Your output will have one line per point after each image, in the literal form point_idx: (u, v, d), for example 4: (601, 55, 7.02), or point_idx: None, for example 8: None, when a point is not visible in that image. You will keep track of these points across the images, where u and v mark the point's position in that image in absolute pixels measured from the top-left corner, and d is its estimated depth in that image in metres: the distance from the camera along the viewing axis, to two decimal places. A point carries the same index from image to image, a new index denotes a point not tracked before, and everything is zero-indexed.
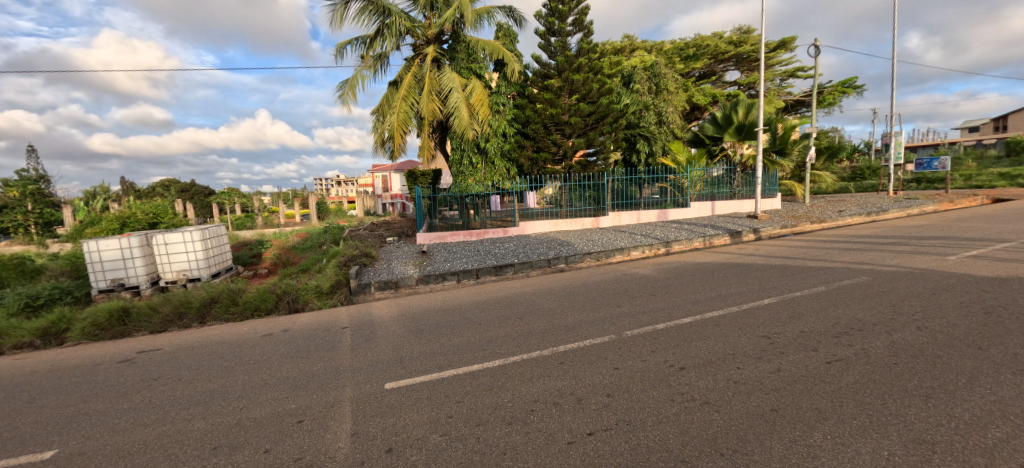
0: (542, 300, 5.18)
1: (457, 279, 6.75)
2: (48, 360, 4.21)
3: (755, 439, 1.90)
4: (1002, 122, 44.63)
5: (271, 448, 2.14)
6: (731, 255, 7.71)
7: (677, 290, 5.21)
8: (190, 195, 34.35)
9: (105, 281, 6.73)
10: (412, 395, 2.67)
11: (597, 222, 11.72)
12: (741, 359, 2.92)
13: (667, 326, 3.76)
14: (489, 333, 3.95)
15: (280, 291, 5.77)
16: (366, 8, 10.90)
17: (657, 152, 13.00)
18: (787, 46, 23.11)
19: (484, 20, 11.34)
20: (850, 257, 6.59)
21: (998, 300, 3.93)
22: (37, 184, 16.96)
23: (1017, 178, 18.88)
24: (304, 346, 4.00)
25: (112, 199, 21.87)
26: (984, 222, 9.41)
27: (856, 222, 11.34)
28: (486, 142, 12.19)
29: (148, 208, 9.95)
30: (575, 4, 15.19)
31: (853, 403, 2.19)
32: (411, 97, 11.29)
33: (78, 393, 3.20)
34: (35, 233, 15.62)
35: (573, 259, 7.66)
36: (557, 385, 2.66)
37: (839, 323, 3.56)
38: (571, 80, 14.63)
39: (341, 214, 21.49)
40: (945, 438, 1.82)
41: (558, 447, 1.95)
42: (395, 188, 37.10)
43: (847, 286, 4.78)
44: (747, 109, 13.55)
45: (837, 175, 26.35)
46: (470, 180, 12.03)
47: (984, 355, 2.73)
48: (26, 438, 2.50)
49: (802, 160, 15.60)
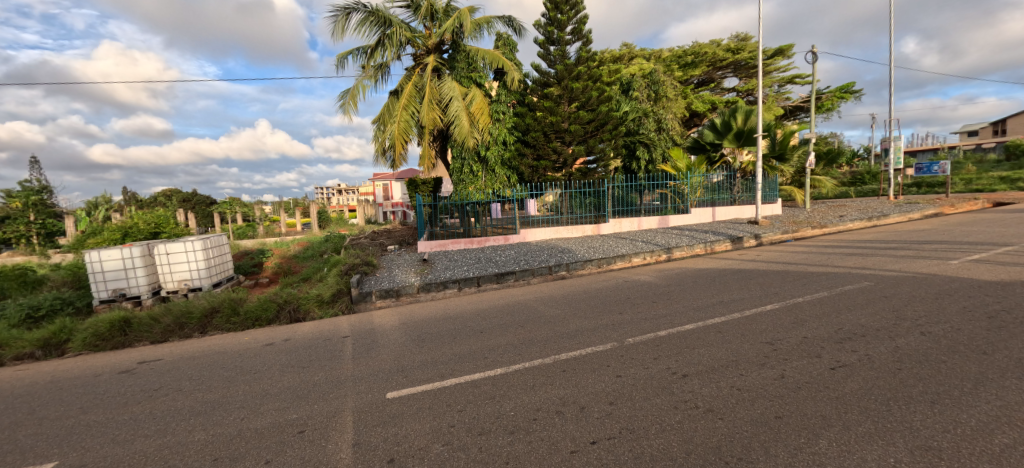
0: (544, 307, 5.17)
1: (458, 287, 6.75)
2: (48, 371, 4.19)
3: (760, 447, 1.89)
4: (1002, 126, 45.15)
5: (271, 459, 2.13)
6: (733, 261, 7.68)
7: (679, 296, 5.18)
8: (193, 205, 34.56)
9: (106, 291, 6.75)
10: (413, 404, 2.66)
11: (597, 228, 11.74)
12: (743, 366, 2.91)
13: (669, 334, 3.74)
14: (491, 341, 3.94)
15: (282, 300, 5.77)
16: (367, 20, 11.06)
17: (656, 159, 13.69)
18: (785, 53, 23.41)
19: (483, 30, 11.49)
20: (852, 262, 6.55)
21: (1001, 304, 3.91)
22: (41, 195, 17.06)
23: (1016, 182, 18.97)
24: (305, 355, 4.00)
25: (114, 209, 21.99)
26: (987, 226, 9.38)
27: (857, 227, 11.35)
28: (487, 151, 12.69)
29: (150, 218, 10.02)
30: (575, 14, 15.35)
31: (858, 410, 2.17)
32: (411, 105, 11.40)
33: (77, 404, 3.18)
34: (37, 244, 15.80)
35: (574, 266, 7.64)
36: (558, 394, 2.65)
37: (842, 328, 3.55)
38: (571, 87, 14.43)
39: (343, 223, 21.50)
40: (952, 444, 1.80)
41: (562, 456, 1.93)
42: (396, 196, 37.41)
43: (851, 292, 4.74)
44: (746, 115, 13.45)
45: (836, 179, 26.57)
46: (471, 188, 12.83)
47: (990, 360, 2.71)
48: (26, 449, 2.49)
49: (802, 164, 15.58)
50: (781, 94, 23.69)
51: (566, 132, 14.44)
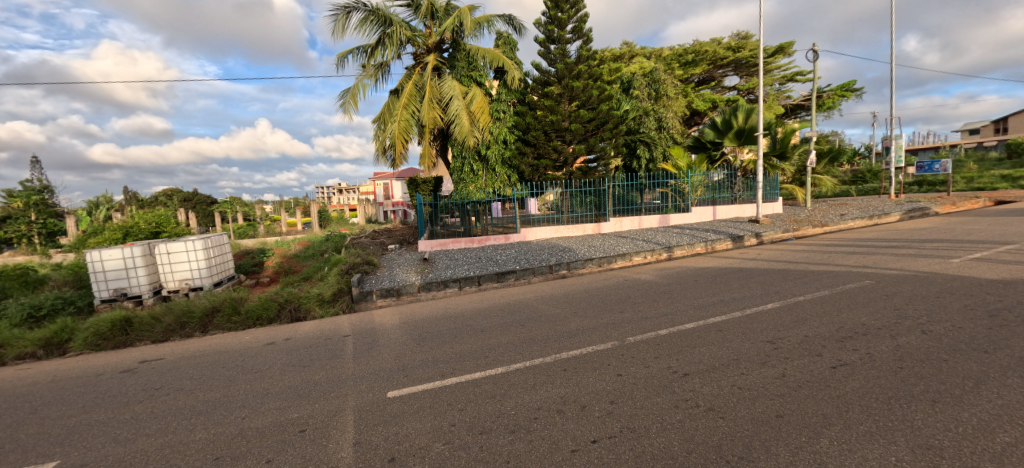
0: (545, 306, 5.18)
1: (459, 286, 6.74)
2: (49, 371, 4.20)
3: (761, 446, 1.88)
4: (1003, 124, 45.10)
5: (273, 458, 2.13)
6: (733, 260, 7.65)
7: (679, 295, 5.18)
8: (193, 204, 34.64)
9: (107, 290, 6.77)
10: (414, 403, 2.66)
11: (597, 228, 11.75)
12: (744, 365, 2.90)
13: (670, 332, 3.74)
14: (491, 340, 3.94)
15: (282, 299, 5.77)
16: (367, 19, 11.05)
17: (657, 158, 14.21)
18: (786, 51, 23.34)
19: (484, 29, 11.49)
20: (852, 261, 6.54)
21: (1003, 303, 3.90)
22: (42, 194, 17.11)
23: (1018, 181, 18.91)
24: (307, 354, 4.01)
25: (115, 208, 22.03)
26: (988, 225, 9.37)
27: (857, 225, 11.32)
28: (487, 150, 12.93)
29: (150, 218, 10.02)
30: (575, 13, 15.31)
31: (859, 409, 2.17)
32: (411, 104, 11.39)
33: (79, 404, 3.18)
34: (38, 244, 15.84)
35: (575, 265, 7.63)
36: (559, 393, 2.65)
37: (843, 327, 3.55)
38: (571, 86, 14.27)
39: (343, 222, 21.45)
40: (953, 443, 1.80)
41: (562, 455, 1.93)
42: (397, 195, 37.43)
43: (851, 291, 4.73)
44: (746, 114, 13.46)
45: (837, 178, 26.51)
46: (472, 187, 13.06)
47: (991, 359, 2.70)
48: (28, 449, 2.49)
49: (802, 163, 15.55)
50: (782, 92, 23.62)
51: (566, 130, 14.21)
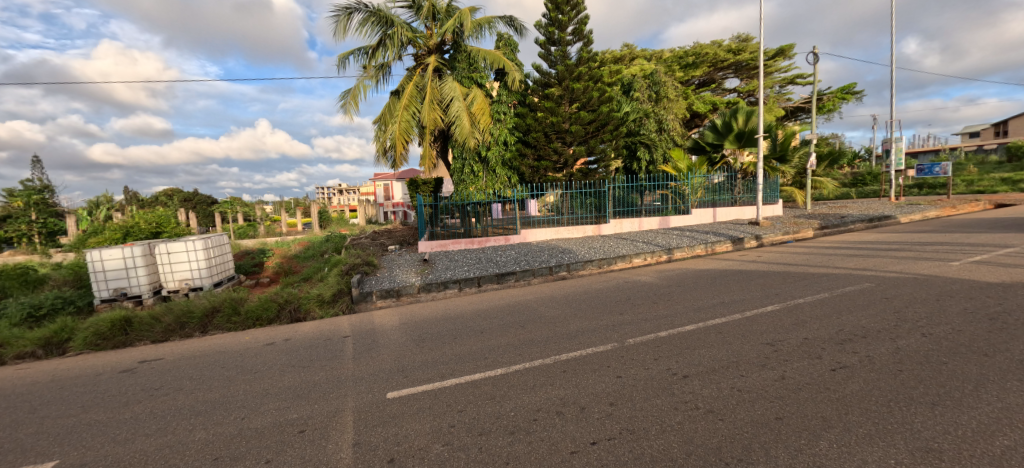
0: (544, 307, 5.18)
1: (459, 287, 6.76)
2: (48, 371, 4.19)
3: (761, 448, 1.88)
4: (1003, 127, 45.28)
5: (271, 459, 2.13)
6: (733, 262, 7.66)
7: (679, 297, 5.19)
8: (193, 204, 34.69)
9: (107, 290, 6.77)
10: (414, 404, 2.65)
11: (597, 229, 11.74)
12: (744, 367, 2.90)
13: (670, 334, 3.74)
14: (491, 341, 3.94)
15: (282, 299, 5.77)
16: (368, 20, 11.08)
17: (657, 160, 14.26)
18: (787, 54, 23.37)
19: (484, 30, 11.53)
20: (852, 263, 6.54)
21: (1002, 306, 3.91)
22: (42, 193, 17.09)
23: (1017, 184, 18.97)
24: (306, 355, 3.99)
25: (115, 208, 22.04)
26: (987, 228, 9.37)
27: (857, 228, 11.32)
28: (487, 151, 12.95)
29: (151, 218, 10.00)
30: (575, 15, 15.32)
31: (859, 411, 2.17)
32: (412, 106, 11.41)
33: (79, 404, 3.18)
34: (38, 243, 15.88)
35: (575, 266, 7.65)
36: (559, 394, 2.65)
37: (842, 329, 3.54)
38: (572, 88, 14.29)
39: (343, 223, 21.35)
40: (953, 446, 1.80)
41: (561, 457, 1.93)
42: (397, 196, 37.47)
43: (851, 294, 4.74)
44: (747, 116, 13.47)
45: (837, 180, 26.57)
46: (472, 188, 13.05)
47: (990, 362, 2.71)
48: (26, 448, 2.49)
49: (803, 165, 15.54)
50: (782, 94, 23.65)
51: (566, 132, 14.22)
